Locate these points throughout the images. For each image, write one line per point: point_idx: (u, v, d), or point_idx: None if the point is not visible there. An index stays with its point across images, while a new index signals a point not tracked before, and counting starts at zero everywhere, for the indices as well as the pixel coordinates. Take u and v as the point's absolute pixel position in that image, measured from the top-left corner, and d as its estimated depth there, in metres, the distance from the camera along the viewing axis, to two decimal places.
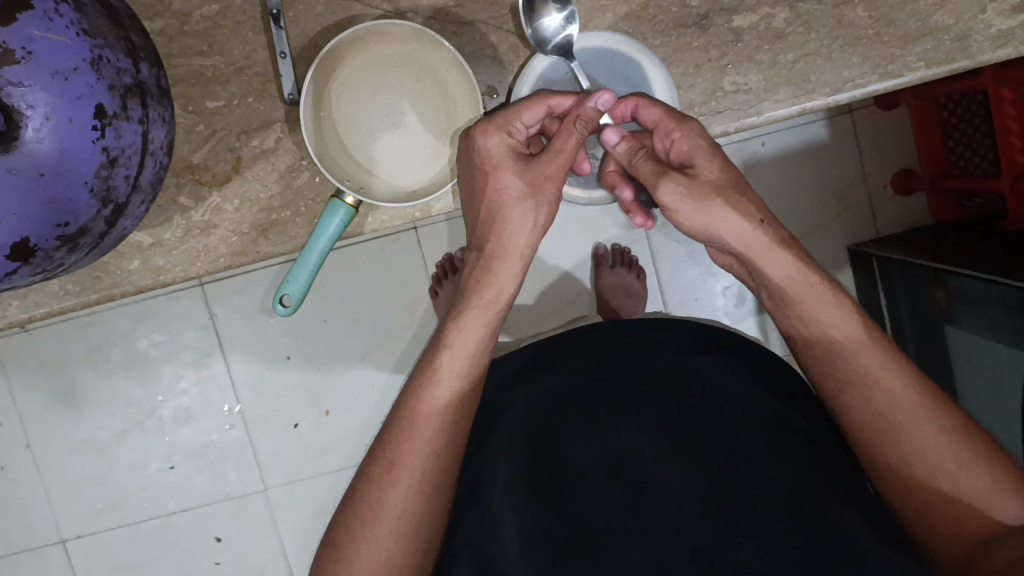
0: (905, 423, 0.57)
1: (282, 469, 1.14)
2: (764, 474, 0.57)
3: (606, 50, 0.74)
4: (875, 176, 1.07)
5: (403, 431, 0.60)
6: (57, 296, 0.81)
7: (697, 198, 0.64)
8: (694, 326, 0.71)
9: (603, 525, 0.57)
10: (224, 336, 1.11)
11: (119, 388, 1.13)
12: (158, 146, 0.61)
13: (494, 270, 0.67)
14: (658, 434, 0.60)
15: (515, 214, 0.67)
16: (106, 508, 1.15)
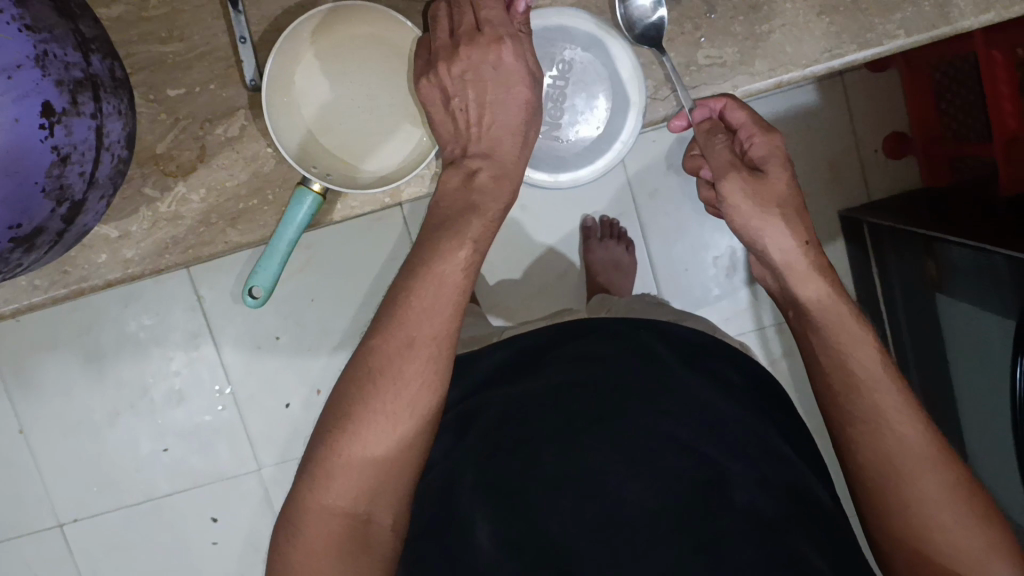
0: (909, 470, 0.53)
1: (274, 448, 1.14)
2: (735, 498, 0.56)
3: (577, 31, 0.73)
4: (867, 141, 1.05)
5: (355, 436, 0.57)
6: (27, 290, 0.79)
7: (763, 197, 0.60)
8: (668, 338, 0.71)
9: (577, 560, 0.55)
10: (212, 317, 1.10)
11: (109, 371, 1.12)
12: (116, 139, 0.60)
13: (468, 223, 0.62)
14: (641, 468, 0.58)
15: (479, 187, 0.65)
16: (101, 491, 1.15)
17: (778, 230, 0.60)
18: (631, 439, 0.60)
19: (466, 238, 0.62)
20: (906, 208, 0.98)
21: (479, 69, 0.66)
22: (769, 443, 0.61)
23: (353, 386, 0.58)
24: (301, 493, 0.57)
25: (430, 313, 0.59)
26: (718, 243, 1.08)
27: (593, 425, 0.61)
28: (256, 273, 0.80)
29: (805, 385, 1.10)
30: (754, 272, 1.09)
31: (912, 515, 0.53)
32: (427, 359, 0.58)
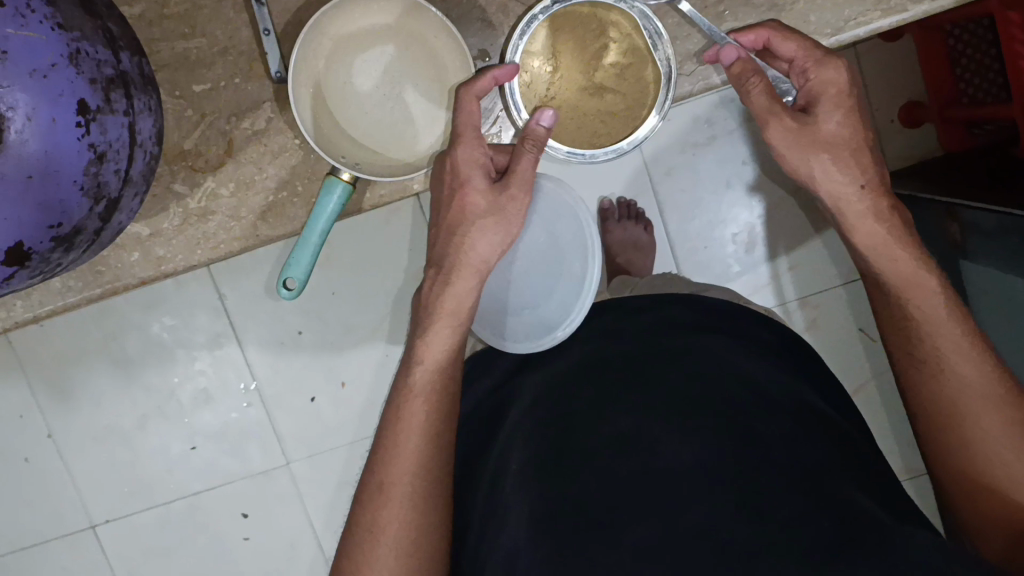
0: (969, 408, 0.61)
1: (302, 443, 1.15)
2: (774, 459, 0.58)
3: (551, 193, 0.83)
4: (882, 111, 1.04)
5: (389, 451, 0.67)
6: (61, 292, 0.89)
7: (805, 143, 0.68)
8: (717, 307, 0.74)
9: (609, 513, 0.57)
10: (234, 316, 1.10)
11: (136, 374, 1.13)
12: (147, 137, 0.64)
13: (440, 328, 0.71)
14: (681, 421, 0.60)
15: (475, 229, 0.72)
16: (134, 492, 1.16)
17: (825, 169, 0.68)
18: (665, 399, 0.63)
19: (461, 279, 0.72)
20: (926, 176, 0.97)
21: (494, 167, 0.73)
22: (807, 407, 0.63)
23: (369, 493, 0.67)
24: (364, 515, 0.66)
25: (419, 408, 0.68)
26: (737, 219, 1.08)
27: (630, 392, 0.64)
28: (288, 268, 0.83)
29: (832, 355, 1.10)
30: (775, 246, 1.09)
31: (975, 450, 0.60)
32: (423, 435, 0.67)
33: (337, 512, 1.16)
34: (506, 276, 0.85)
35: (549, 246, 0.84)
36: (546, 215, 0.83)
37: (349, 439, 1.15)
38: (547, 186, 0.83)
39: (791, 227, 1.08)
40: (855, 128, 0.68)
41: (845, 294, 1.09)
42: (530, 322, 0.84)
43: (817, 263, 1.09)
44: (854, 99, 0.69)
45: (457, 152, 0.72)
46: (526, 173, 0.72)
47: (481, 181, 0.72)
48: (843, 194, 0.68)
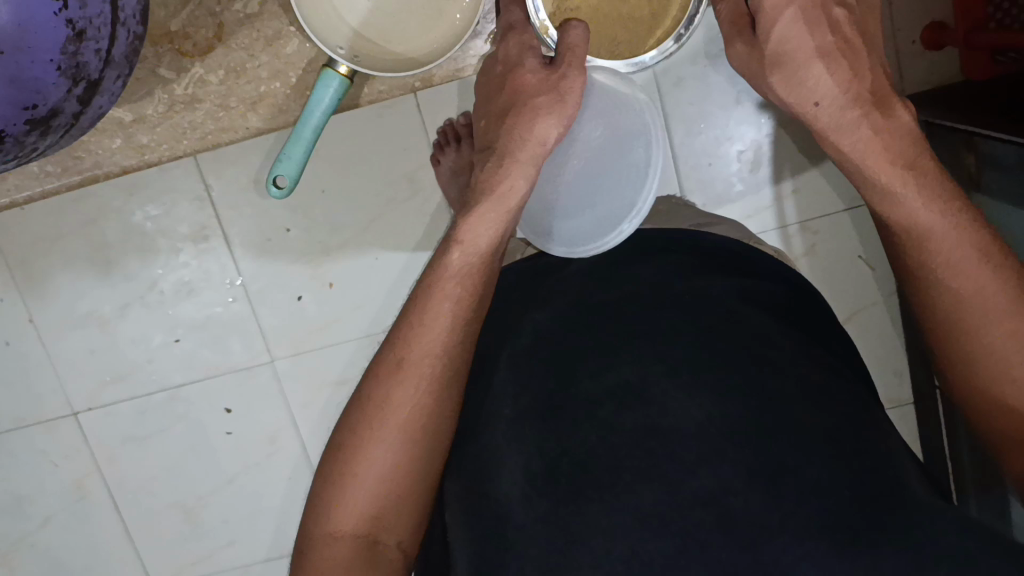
0: (975, 323, 0.59)
1: (286, 341, 1.13)
2: (794, 422, 0.59)
3: (604, 97, 0.81)
4: (905, 31, 1.00)
5: (416, 323, 0.66)
6: (40, 178, 1.05)
7: (762, 63, 0.72)
8: (745, 265, 0.74)
9: (610, 473, 0.59)
10: (220, 208, 1.07)
11: (118, 263, 1.10)
12: (130, 16, 0.62)
13: (485, 212, 0.70)
14: (689, 381, 0.62)
15: (526, 113, 0.73)
16: (114, 381, 1.15)
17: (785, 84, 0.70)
18: (671, 352, 0.64)
19: (517, 164, 0.72)
20: (943, 103, 0.93)
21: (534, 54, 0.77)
22: (817, 366, 0.64)
23: (380, 371, 0.65)
24: (376, 388, 0.65)
25: (453, 292, 0.67)
26: (743, 136, 1.05)
27: (631, 340, 0.66)
28: (279, 165, 0.81)
29: (827, 282, 1.09)
30: (780, 169, 1.06)
31: (992, 368, 0.59)
32: (452, 317, 0.67)
33: (319, 411, 1.15)
34: (561, 178, 0.83)
35: (607, 145, 0.82)
36: (604, 113, 0.82)
37: (331, 339, 1.13)
38: (601, 82, 0.81)
39: (799, 149, 1.05)
40: (787, 41, 0.69)
41: (846, 221, 1.06)
42: (591, 221, 0.82)
43: (823, 187, 1.06)
44: (798, 3, 0.69)
45: (506, 42, 0.79)
46: (576, 56, 0.73)
47: (534, 67, 0.75)
48: (822, 110, 0.68)
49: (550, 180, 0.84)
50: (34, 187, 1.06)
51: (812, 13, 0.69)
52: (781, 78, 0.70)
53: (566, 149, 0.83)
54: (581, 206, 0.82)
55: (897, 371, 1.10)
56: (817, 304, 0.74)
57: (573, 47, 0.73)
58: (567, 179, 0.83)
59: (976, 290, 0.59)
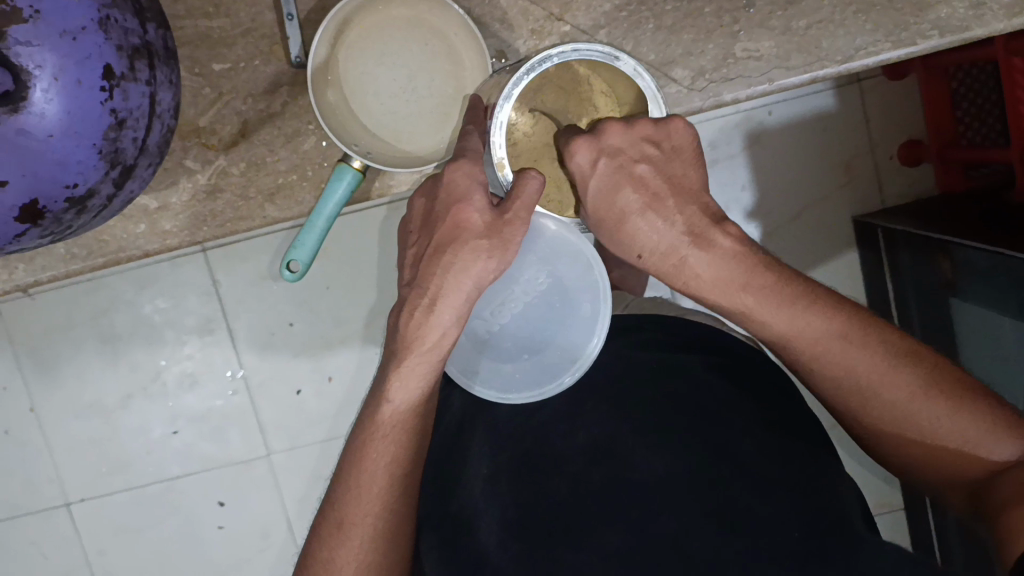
0: (868, 391, 0.62)
1: (284, 434, 1.15)
2: (746, 468, 0.63)
3: (553, 238, 0.69)
4: (883, 146, 1.07)
5: (349, 490, 0.66)
6: (64, 260, 0.92)
7: (601, 228, 0.66)
8: (702, 328, 0.77)
9: (580, 520, 0.64)
10: (227, 302, 1.11)
11: (124, 353, 1.13)
12: (165, 109, 0.67)
13: (416, 363, 0.65)
14: (651, 441, 0.66)
15: (464, 252, 0.63)
16: (110, 472, 1.16)
17: (631, 244, 0.65)
18: (630, 417, 0.68)
19: (449, 306, 0.64)
20: (921, 213, 0.99)
21: (469, 193, 0.64)
22: (778, 436, 0.67)
23: (327, 530, 0.67)
24: (323, 550, 0.66)
25: (387, 435, 0.66)
26: None
27: (601, 403, 0.70)
28: (292, 251, 0.83)
29: (814, 385, 1.12)
30: None
31: (894, 423, 0.62)
32: (390, 468, 0.66)
33: (311, 504, 1.17)
34: (494, 318, 0.71)
35: (547, 292, 0.70)
36: (543, 259, 0.70)
37: (328, 433, 1.15)
38: (546, 228, 0.68)
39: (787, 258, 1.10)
40: (610, 213, 0.65)
41: None
42: (532, 369, 0.72)
43: None
44: (603, 175, 0.63)
45: (453, 168, 0.65)
46: (525, 208, 0.62)
47: (480, 201, 0.64)
48: (717, 270, 0.64)
49: (480, 322, 0.71)
50: (56, 269, 0.92)
51: (619, 179, 0.63)
52: (609, 237, 0.66)
53: (500, 292, 0.70)
54: (518, 353, 0.71)
55: (887, 479, 1.12)
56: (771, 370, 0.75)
57: (526, 194, 0.62)
58: (501, 321, 0.71)
59: (855, 362, 0.62)
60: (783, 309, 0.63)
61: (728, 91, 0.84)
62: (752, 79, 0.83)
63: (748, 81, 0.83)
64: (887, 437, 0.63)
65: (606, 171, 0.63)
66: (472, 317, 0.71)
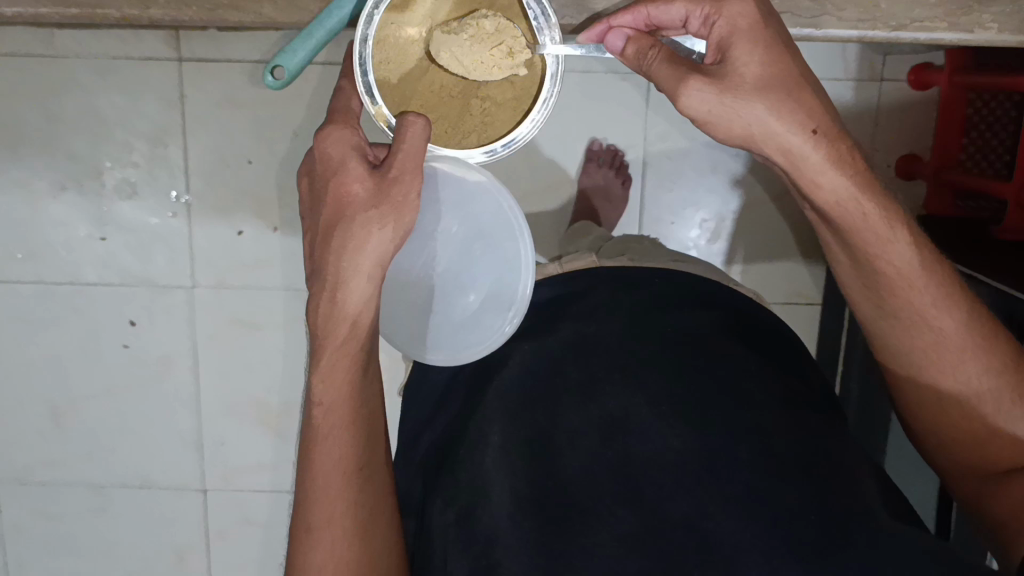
0: (948, 365, 0.64)
1: (213, 271, 1.11)
2: (759, 445, 0.60)
3: (452, 184, 0.67)
4: (882, 152, 1.06)
5: (309, 497, 0.61)
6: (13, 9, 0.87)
7: (729, 97, 0.58)
8: (692, 281, 0.75)
9: (594, 500, 0.59)
10: (189, 117, 1.05)
11: (67, 140, 1.06)
12: None
13: (332, 361, 0.59)
14: (665, 409, 0.62)
15: (354, 226, 0.56)
16: (24, 259, 1.10)
17: (764, 114, 0.57)
18: (650, 382, 0.64)
19: (357, 286, 0.56)
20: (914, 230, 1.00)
21: (343, 163, 0.58)
22: (788, 413, 0.63)
23: (298, 535, 0.62)
24: (295, 557, 0.63)
25: (336, 427, 0.61)
26: (710, 205, 1.08)
27: (618, 372, 0.65)
28: (281, 58, 0.71)
29: None
30: (735, 246, 1.10)
31: (949, 386, 0.65)
32: (343, 467, 0.61)
33: (224, 347, 1.13)
34: (414, 289, 0.71)
35: (468, 238, 0.70)
36: (458, 205, 0.68)
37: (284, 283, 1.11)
38: (443, 170, 0.67)
39: (760, 234, 1.09)
40: (771, 72, 0.58)
41: (784, 312, 1.12)
42: (470, 328, 0.72)
43: (772, 273, 1.11)
44: (765, 36, 0.59)
45: (325, 138, 0.59)
46: (412, 158, 0.58)
47: (359, 165, 0.57)
48: (848, 212, 0.59)
49: (401, 297, 0.71)
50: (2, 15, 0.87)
51: (774, 46, 0.59)
52: (748, 106, 0.58)
53: (418, 255, 0.69)
54: (453, 315, 0.72)
55: None
56: (798, 363, 0.73)
57: (412, 144, 0.58)
58: (426, 289, 0.71)
59: (952, 335, 0.63)
60: (914, 266, 0.61)
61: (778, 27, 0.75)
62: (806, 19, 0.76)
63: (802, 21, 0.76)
64: (930, 396, 0.67)
65: (761, 31, 0.59)
66: (394, 292, 0.70)
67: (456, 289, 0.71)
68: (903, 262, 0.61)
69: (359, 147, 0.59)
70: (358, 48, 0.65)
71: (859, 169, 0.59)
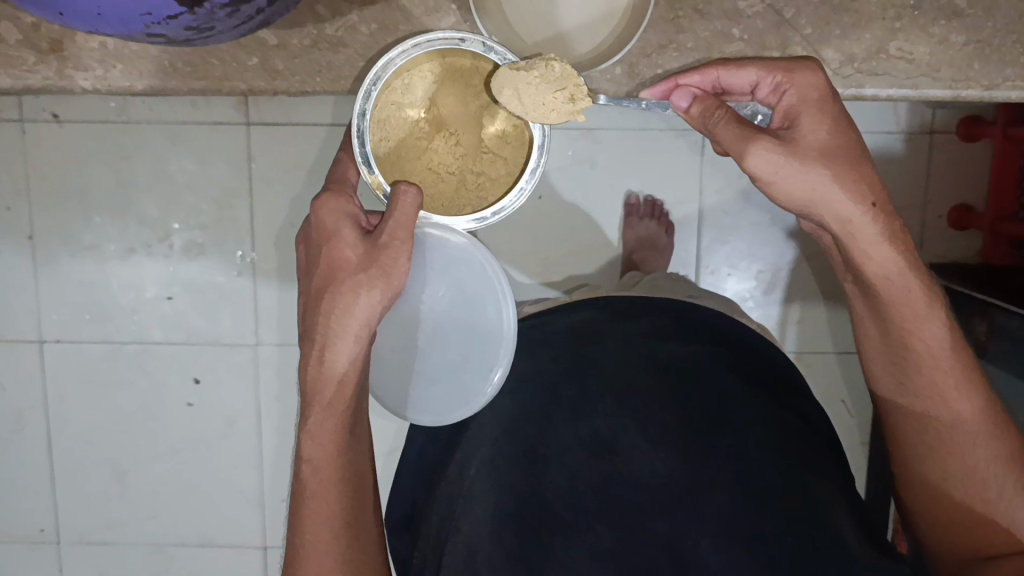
0: (956, 446, 0.65)
1: (277, 329, 1.12)
2: (746, 477, 0.62)
3: (440, 252, 0.70)
4: (935, 204, 1.08)
5: (300, 546, 0.63)
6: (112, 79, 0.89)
7: (797, 161, 0.58)
8: (702, 313, 0.76)
9: (571, 513, 0.64)
10: (257, 181, 1.08)
11: (136, 204, 1.09)
12: None
13: (320, 418, 0.61)
14: (658, 441, 0.65)
15: (343, 290, 0.58)
16: (92, 320, 1.12)
17: (830, 182, 0.58)
18: (654, 417, 0.66)
19: (346, 342, 0.58)
20: (964, 275, 1.01)
21: (334, 229, 0.60)
22: (779, 447, 0.65)
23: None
24: None
25: (325, 480, 0.62)
26: (765, 257, 1.10)
27: (621, 400, 0.68)
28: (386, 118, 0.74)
29: None
30: (789, 296, 1.12)
31: (952, 471, 0.65)
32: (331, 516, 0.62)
33: (286, 403, 1.14)
34: (401, 352, 0.72)
35: (453, 300, 0.72)
36: (443, 270, 0.70)
37: None
38: (436, 239, 0.69)
39: (816, 281, 1.11)
40: (838, 141, 0.60)
41: (839, 362, 1.13)
42: (455, 386, 0.74)
43: (825, 322, 1.12)
44: (830, 109, 0.61)
45: (318, 207, 0.62)
46: (403, 225, 0.60)
47: (350, 232, 0.60)
48: (893, 284, 0.61)
49: (393, 358, 0.72)
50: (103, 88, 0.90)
51: (839, 116, 0.61)
52: (815, 172, 0.58)
53: (405, 316, 0.71)
54: (437, 374, 0.74)
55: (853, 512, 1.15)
56: (796, 396, 0.73)
57: (400, 211, 0.60)
58: (410, 352, 0.72)
59: (967, 417, 0.64)
60: (942, 348, 0.63)
61: (869, 88, 0.76)
62: (896, 81, 0.76)
63: (893, 83, 0.76)
64: (931, 477, 0.67)
65: (826, 99, 0.62)
66: (383, 353, 0.72)
67: (441, 350, 0.73)
68: (933, 339, 0.63)
69: (351, 215, 0.61)
70: (356, 121, 0.66)
71: (905, 248, 0.61)
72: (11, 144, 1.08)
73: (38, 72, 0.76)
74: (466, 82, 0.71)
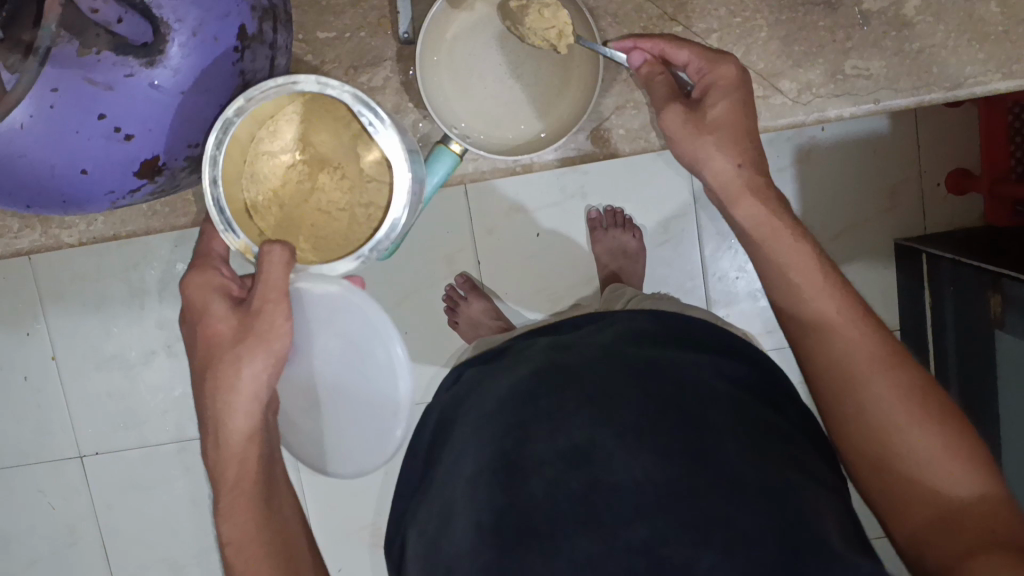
0: (859, 373, 0.56)
1: None
2: (706, 454, 0.50)
3: (317, 306, 0.64)
4: (931, 173, 1.07)
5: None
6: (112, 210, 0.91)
7: (692, 129, 0.67)
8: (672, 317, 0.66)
9: (558, 527, 0.50)
10: None
11: (151, 309, 1.11)
12: (279, 45, 0.64)
13: (234, 495, 0.61)
14: (594, 421, 0.53)
15: (225, 366, 0.60)
16: (126, 428, 1.15)
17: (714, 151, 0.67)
18: (624, 416, 0.53)
19: (237, 411, 0.61)
20: (959, 241, 1.00)
21: (205, 310, 0.64)
22: (762, 421, 0.55)
23: None
24: None
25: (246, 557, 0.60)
26: None
27: (528, 403, 0.56)
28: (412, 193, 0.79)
29: None
30: None
31: (867, 410, 0.55)
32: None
33: None
34: (306, 413, 0.67)
35: (342, 354, 0.64)
36: (327, 322, 0.64)
37: None
38: (310, 292, 0.64)
39: None
40: (740, 116, 0.67)
41: None
42: (363, 442, 0.66)
43: None
44: (740, 89, 0.68)
45: (190, 284, 0.66)
46: (274, 284, 0.60)
47: (224, 307, 0.63)
48: (766, 228, 0.65)
49: (300, 423, 0.67)
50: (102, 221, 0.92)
51: (745, 95, 0.68)
52: (710, 138, 0.67)
53: (300, 378, 0.66)
54: (344, 433, 0.67)
55: None
56: (783, 398, 0.62)
57: (269, 270, 0.61)
58: (314, 414, 0.66)
59: (861, 344, 0.58)
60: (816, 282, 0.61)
61: (833, 109, 0.81)
62: (857, 99, 0.81)
63: (854, 101, 0.81)
64: (850, 426, 0.56)
65: (737, 84, 0.68)
66: (291, 416, 0.67)
67: (341, 413, 0.66)
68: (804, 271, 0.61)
69: (225, 288, 0.65)
70: (211, 189, 0.62)
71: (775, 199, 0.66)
72: (19, 271, 1.10)
73: (26, 236, 0.86)
74: (333, 114, 0.69)
